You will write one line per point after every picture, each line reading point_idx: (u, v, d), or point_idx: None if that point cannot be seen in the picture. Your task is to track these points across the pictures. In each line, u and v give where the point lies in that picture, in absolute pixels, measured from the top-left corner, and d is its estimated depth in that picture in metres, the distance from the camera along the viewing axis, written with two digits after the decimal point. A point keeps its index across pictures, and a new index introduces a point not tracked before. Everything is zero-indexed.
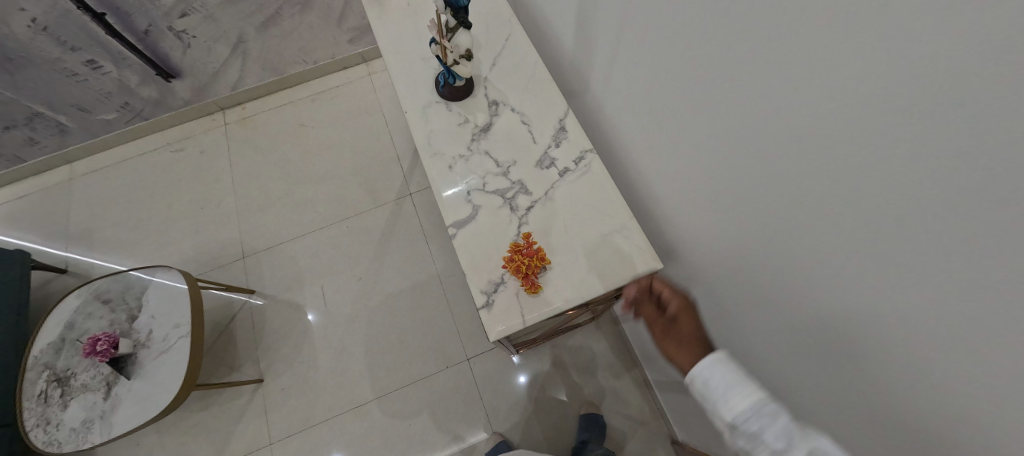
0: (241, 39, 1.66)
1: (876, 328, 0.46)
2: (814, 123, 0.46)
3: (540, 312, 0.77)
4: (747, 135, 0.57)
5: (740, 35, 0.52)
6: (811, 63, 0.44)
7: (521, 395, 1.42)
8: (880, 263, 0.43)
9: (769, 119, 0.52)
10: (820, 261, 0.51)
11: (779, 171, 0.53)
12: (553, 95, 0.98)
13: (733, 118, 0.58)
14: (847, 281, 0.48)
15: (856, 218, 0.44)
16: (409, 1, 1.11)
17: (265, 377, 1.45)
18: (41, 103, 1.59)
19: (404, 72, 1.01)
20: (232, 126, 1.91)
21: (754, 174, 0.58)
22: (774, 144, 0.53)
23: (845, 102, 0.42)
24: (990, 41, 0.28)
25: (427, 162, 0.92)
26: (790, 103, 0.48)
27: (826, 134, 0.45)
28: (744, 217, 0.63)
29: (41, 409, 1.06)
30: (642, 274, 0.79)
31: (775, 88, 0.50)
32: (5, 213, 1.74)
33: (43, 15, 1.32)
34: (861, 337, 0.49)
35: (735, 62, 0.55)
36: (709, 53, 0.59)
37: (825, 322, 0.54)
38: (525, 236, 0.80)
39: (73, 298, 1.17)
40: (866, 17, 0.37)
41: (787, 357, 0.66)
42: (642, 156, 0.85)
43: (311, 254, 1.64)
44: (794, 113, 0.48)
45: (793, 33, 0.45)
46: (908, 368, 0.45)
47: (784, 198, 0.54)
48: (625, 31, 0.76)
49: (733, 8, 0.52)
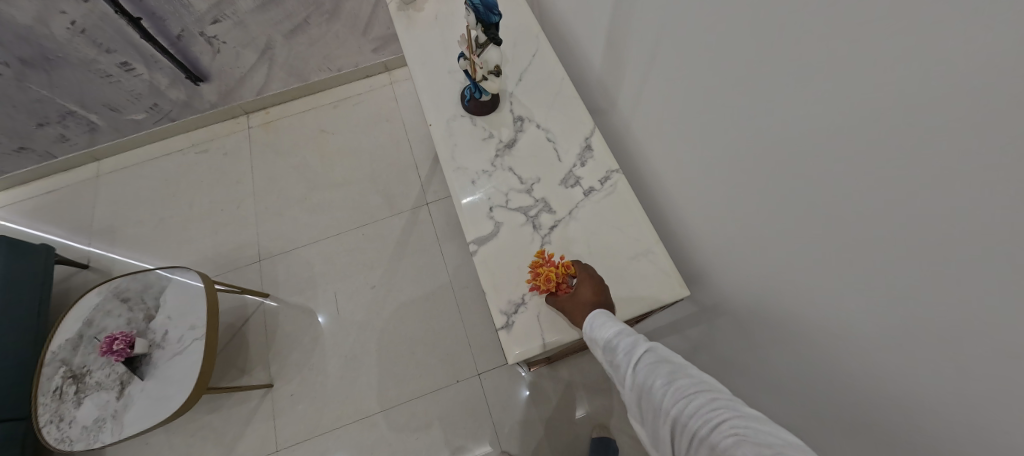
0: (269, 45, 1.70)
1: (909, 384, 0.43)
2: (853, 158, 0.43)
3: (560, 335, 0.76)
4: (775, 167, 0.55)
5: (773, 69, 0.51)
6: (851, 96, 0.42)
7: (532, 415, 1.38)
8: (903, 315, 0.41)
9: (801, 154, 0.50)
10: (840, 305, 0.49)
11: (809, 208, 0.51)
12: (579, 113, 0.97)
13: (764, 150, 0.57)
14: (869, 331, 0.46)
15: (891, 258, 0.42)
16: (439, 14, 1.12)
17: (275, 381, 1.44)
18: (74, 102, 1.64)
19: (431, 85, 1.02)
20: (255, 129, 1.94)
21: (784, 209, 0.56)
22: (802, 182, 0.51)
23: (885, 139, 0.39)
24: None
25: (450, 176, 0.92)
26: (825, 136, 0.46)
27: (856, 178, 0.43)
28: (769, 252, 0.61)
29: (55, 405, 1.07)
30: (668, 299, 0.77)
31: (808, 124, 0.48)
32: (33, 207, 1.79)
33: (82, 18, 1.37)
34: (889, 393, 0.46)
35: (766, 93, 0.53)
36: (742, 83, 0.58)
37: (851, 370, 0.51)
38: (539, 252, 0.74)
39: (93, 294, 1.19)
40: (912, 53, 0.35)
41: (803, 400, 0.63)
42: (669, 178, 0.84)
43: (326, 259, 1.65)
44: (824, 150, 0.47)
45: (834, 65, 0.43)
46: (944, 432, 0.41)
47: (814, 232, 0.51)
48: (657, 53, 0.74)
49: (771, 35, 0.50)
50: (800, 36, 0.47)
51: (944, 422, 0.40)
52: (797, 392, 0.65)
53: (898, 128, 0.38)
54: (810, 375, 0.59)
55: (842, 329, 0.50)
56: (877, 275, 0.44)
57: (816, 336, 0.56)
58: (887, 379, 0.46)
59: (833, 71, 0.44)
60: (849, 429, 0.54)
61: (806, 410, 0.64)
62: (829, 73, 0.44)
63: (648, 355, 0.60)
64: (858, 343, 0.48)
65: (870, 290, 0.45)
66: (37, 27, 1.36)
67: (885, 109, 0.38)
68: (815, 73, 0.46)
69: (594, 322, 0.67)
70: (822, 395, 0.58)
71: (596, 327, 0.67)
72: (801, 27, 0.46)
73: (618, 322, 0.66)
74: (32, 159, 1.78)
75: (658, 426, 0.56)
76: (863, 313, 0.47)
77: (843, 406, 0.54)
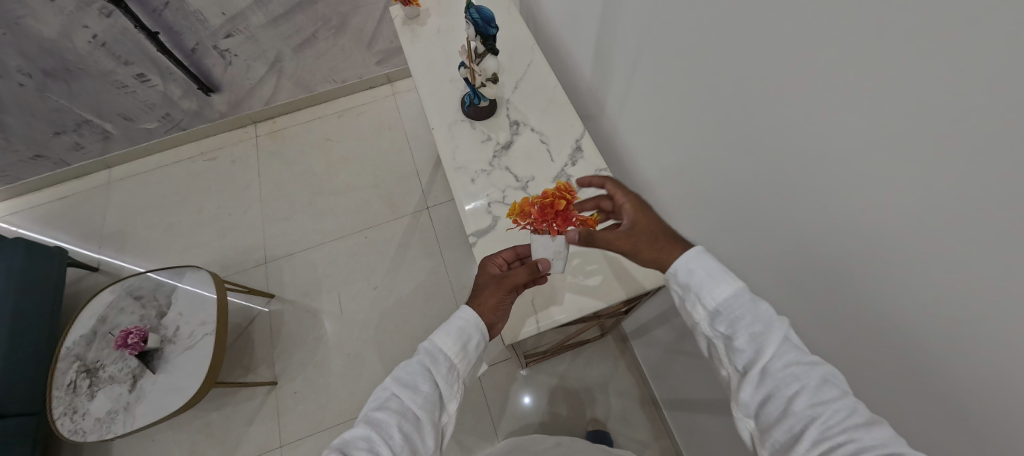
0: (278, 58, 1.79)
1: (881, 343, 0.49)
2: (807, 146, 0.50)
3: (552, 316, 0.82)
4: (744, 160, 0.62)
5: (734, 72, 0.59)
6: (799, 93, 0.49)
7: (528, 411, 1.42)
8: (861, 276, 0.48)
9: (764, 146, 0.57)
10: (812, 273, 0.56)
11: (775, 195, 0.58)
12: (570, 117, 1.04)
13: (734, 144, 0.63)
14: (837, 293, 0.53)
15: (843, 228, 0.48)
16: (441, 28, 1.20)
17: (280, 379, 1.48)
18: (91, 111, 1.71)
19: (433, 92, 1.10)
20: (263, 138, 2.01)
21: (754, 197, 0.63)
22: (766, 171, 0.58)
23: (831, 128, 0.46)
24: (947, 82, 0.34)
25: (451, 175, 0.98)
26: (784, 129, 0.53)
27: (811, 163, 0.50)
28: (744, 236, 0.68)
29: (69, 398, 1.10)
30: (652, 286, 0.84)
31: (768, 119, 0.55)
32: (45, 213, 1.85)
33: (104, 32, 1.46)
34: (866, 359, 0.52)
35: (730, 94, 0.61)
36: (709, 86, 0.65)
37: (825, 330, 0.57)
38: (523, 200, 0.73)
39: (107, 292, 1.24)
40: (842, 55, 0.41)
41: None
42: (653, 176, 0.91)
43: (330, 261, 1.70)
44: (782, 143, 0.53)
45: (784, 67, 0.50)
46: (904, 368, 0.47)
47: (782, 214, 0.58)
48: (638, 62, 0.82)
49: (731, 43, 0.57)
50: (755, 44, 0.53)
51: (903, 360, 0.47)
52: None
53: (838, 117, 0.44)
54: None
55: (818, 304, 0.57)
56: (835, 246, 0.50)
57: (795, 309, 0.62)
58: (862, 342, 0.52)
59: (784, 71, 0.50)
60: None
61: None
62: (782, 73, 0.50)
63: (783, 344, 0.51)
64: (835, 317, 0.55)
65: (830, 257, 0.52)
66: (61, 41, 1.44)
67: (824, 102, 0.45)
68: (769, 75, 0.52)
69: (707, 283, 0.57)
70: None
71: (715, 284, 0.56)
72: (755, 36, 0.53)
73: (746, 288, 0.55)
74: (46, 166, 1.85)
75: (763, 410, 0.49)
76: (836, 285, 0.53)
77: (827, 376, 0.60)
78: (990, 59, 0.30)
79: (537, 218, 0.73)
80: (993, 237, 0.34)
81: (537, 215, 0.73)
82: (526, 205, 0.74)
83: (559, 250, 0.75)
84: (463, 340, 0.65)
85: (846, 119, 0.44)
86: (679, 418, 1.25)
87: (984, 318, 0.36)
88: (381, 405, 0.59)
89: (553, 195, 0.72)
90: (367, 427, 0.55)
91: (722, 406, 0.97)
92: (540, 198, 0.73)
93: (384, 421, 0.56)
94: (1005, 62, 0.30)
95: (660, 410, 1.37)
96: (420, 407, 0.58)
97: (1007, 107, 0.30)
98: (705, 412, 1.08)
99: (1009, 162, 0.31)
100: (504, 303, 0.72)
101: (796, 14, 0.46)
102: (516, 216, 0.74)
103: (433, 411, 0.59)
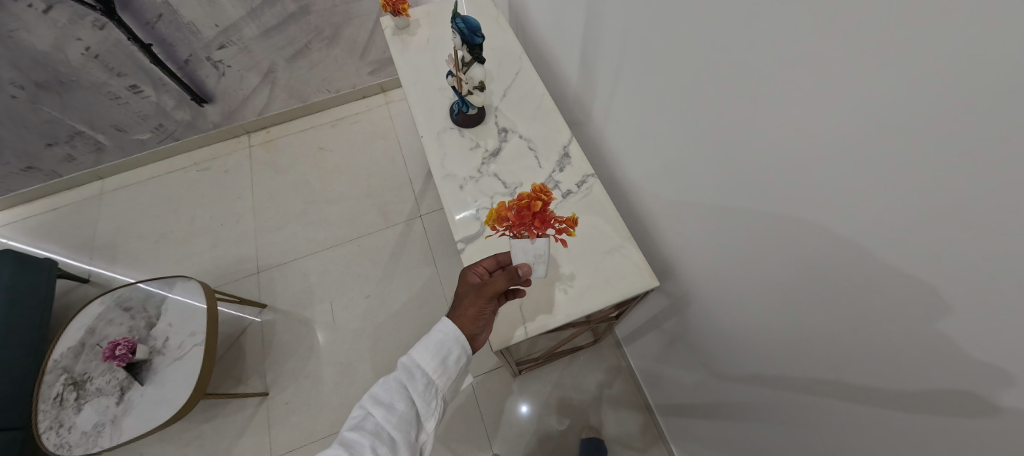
0: (272, 68, 1.81)
1: (844, 347, 0.51)
2: (772, 155, 0.51)
3: (543, 321, 0.83)
4: (716, 168, 0.63)
5: (703, 81, 0.60)
6: (762, 101, 0.50)
7: (523, 419, 1.41)
8: (825, 280, 0.49)
9: (734, 154, 0.58)
10: (782, 278, 0.57)
11: (744, 202, 0.60)
12: (558, 124, 1.06)
13: (707, 152, 0.64)
14: (806, 299, 0.54)
15: (809, 234, 0.49)
16: (430, 38, 1.22)
17: (271, 390, 1.47)
18: (83, 122, 1.72)
19: (422, 101, 1.11)
20: (256, 148, 2.01)
21: (727, 204, 0.64)
22: (735, 178, 0.60)
23: (794, 131, 0.47)
24: (887, 93, 0.35)
25: (439, 182, 0.99)
26: (751, 132, 0.54)
27: (774, 171, 0.51)
28: (718, 241, 0.69)
29: (55, 411, 1.09)
30: (640, 290, 0.85)
31: (736, 126, 0.56)
32: (35, 225, 1.84)
33: (97, 44, 1.47)
34: (831, 362, 0.54)
35: (701, 102, 0.62)
36: (682, 95, 0.66)
37: (794, 334, 0.59)
38: (502, 203, 0.71)
39: (96, 304, 1.23)
40: (801, 66, 0.43)
41: (766, 372, 0.70)
42: (639, 181, 0.92)
43: (323, 271, 1.70)
44: (750, 151, 0.55)
45: (747, 71, 0.51)
46: (860, 372, 0.49)
47: (752, 220, 0.59)
48: (619, 71, 0.83)
49: (700, 49, 0.58)
50: (720, 49, 0.54)
51: (861, 364, 0.49)
52: (763, 368, 0.71)
53: (800, 126, 0.45)
54: (768, 347, 0.66)
55: (794, 312, 0.57)
56: (803, 250, 0.51)
57: (770, 314, 0.63)
58: (829, 348, 0.53)
59: (748, 75, 0.51)
60: (806, 389, 0.61)
61: (774, 384, 0.69)
62: (746, 76, 0.51)
63: None
64: (810, 328, 0.55)
65: (799, 262, 0.53)
66: (54, 53, 1.45)
67: (785, 111, 0.47)
68: (735, 83, 0.54)
69: None
70: (782, 366, 0.65)
71: None
72: (720, 42, 0.54)
73: None
74: (37, 178, 1.84)
75: None
76: (805, 289, 0.54)
77: (810, 389, 0.60)
78: (931, 57, 0.31)
79: (515, 222, 0.71)
80: (944, 240, 0.34)
81: (515, 220, 0.71)
82: (502, 210, 0.71)
83: (540, 254, 0.75)
84: (440, 357, 0.69)
85: (805, 120, 0.45)
86: (673, 423, 1.24)
87: (941, 323, 0.37)
88: (357, 424, 0.63)
89: (533, 197, 0.70)
90: (340, 447, 0.60)
91: (714, 411, 0.97)
92: (515, 201, 0.70)
93: (359, 441, 0.60)
94: (946, 59, 0.30)
95: (653, 416, 1.37)
96: (395, 426, 0.62)
97: (952, 103, 0.31)
98: (697, 418, 1.08)
99: (955, 158, 0.32)
100: (484, 312, 0.73)
101: (752, 25, 0.48)
102: (494, 222, 0.72)
103: (407, 429, 0.64)
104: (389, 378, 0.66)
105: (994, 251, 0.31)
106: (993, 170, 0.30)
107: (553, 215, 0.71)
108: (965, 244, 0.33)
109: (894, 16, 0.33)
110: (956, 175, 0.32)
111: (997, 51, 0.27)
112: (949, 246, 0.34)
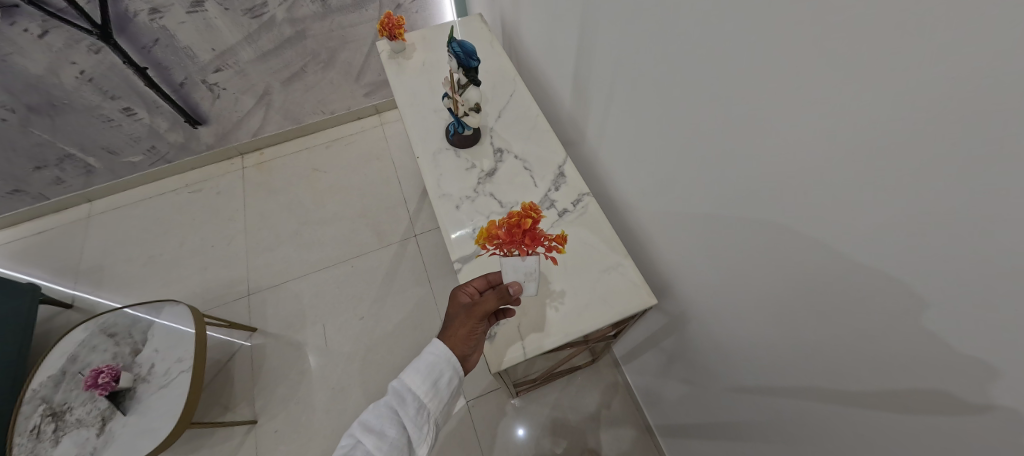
0: (267, 91, 1.83)
1: (843, 362, 0.51)
2: (766, 177, 0.53)
3: (539, 341, 0.82)
4: (712, 189, 0.64)
5: (697, 103, 0.62)
6: (756, 124, 0.51)
7: (520, 443, 1.38)
8: (827, 299, 0.50)
9: (730, 175, 0.59)
10: (779, 296, 0.58)
11: (740, 221, 0.61)
12: (553, 143, 1.08)
13: (702, 173, 0.65)
14: (806, 317, 0.54)
15: (809, 255, 0.50)
16: (427, 61, 1.26)
17: (260, 418, 1.42)
18: (74, 145, 1.70)
19: (419, 122, 1.13)
20: (249, 170, 2.01)
21: (724, 224, 0.65)
22: (732, 200, 0.61)
23: (790, 141, 0.47)
24: (878, 118, 0.37)
25: (437, 201, 1.00)
26: (745, 145, 0.55)
27: (769, 191, 0.53)
28: (715, 260, 0.70)
29: (31, 444, 1.03)
30: (638, 308, 0.85)
31: (731, 147, 0.57)
32: (18, 249, 1.79)
33: (91, 68, 1.48)
34: (831, 377, 0.54)
35: (696, 125, 0.63)
36: (677, 117, 0.68)
37: (791, 348, 0.60)
38: (491, 222, 0.70)
39: (80, 330, 1.19)
40: (792, 93, 0.45)
41: (767, 388, 0.70)
42: (633, 199, 0.93)
43: (315, 292, 1.67)
44: (746, 172, 0.56)
45: (743, 84, 0.52)
46: (859, 385, 0.50)
47: (749, 239, 0.60)
48: (613, 93, 0.86)
49: (692, 70, 0.60)
50: (713, 66, 0.56)
51: (861, 378, 0.49)
52: (762, 383, 0.71)
53: (795, 149, 0.47)
54: (768, 363, 0.66)
55: (791, 325, 0.58)
56: (803, 270, 0.52)
57: (770, 331, 0.63)
58: (827, 363, 0.54)
59: (744, 89, 0.52)
60: (808, 404, 0.61)
61: (774, 398, 0.69)
62: (739, 95, 0.53)
63: None
64: (809, 341, 0.55)
65: (797, 281, 0.54)
66: (48, 76, 1.45)
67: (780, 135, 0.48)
68: (729, 106, 0.55)
69: None
70: (781, 381, 0.65)
71: None
72: (713, 63, 0.56)
73: None
74: (25, 201, 1.81)
75: None
76: (806, 308, 0.54)
77: (811, 403, 0.60)
78: (919, 72, 0.32)
79: (506, 240, 0.70)
80: (944, 262, 0.35)
81: (506, 238, 0.70)
82: (493, 228, 0.70)
83: (528, 272, 0.77)
84: (432, 379, 0.67)
85: (801, 138, 0.46)
86: (674, 444, 1.22)
87: (940, 337, 0.38)
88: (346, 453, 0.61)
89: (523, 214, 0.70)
90: None
91: (713, 429, 0.96)
92: (506, 220, 0.69)
93: None
94: (933, 72, 0.31)
95: (653, 436, 1.35)
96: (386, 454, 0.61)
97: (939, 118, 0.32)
98: (699, 438, 1.06)
99: (955, 180, 0.32)
100: (476, 332, 0.72)
101: (744, 50, 0.50)
102: (484, 240, 0.70)
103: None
104: (379, 404, 0.64)
105: (989, 264, 0.32)
106: (985, 176, 0.30)
107: (544, 233, 0.71)
108: (960, 247, 0.33)
109: (883, 28, 0.34)
110: (948, 187, 0.33)
111: (990, 58, 0.28)
112: (944, 256, 0.35)
